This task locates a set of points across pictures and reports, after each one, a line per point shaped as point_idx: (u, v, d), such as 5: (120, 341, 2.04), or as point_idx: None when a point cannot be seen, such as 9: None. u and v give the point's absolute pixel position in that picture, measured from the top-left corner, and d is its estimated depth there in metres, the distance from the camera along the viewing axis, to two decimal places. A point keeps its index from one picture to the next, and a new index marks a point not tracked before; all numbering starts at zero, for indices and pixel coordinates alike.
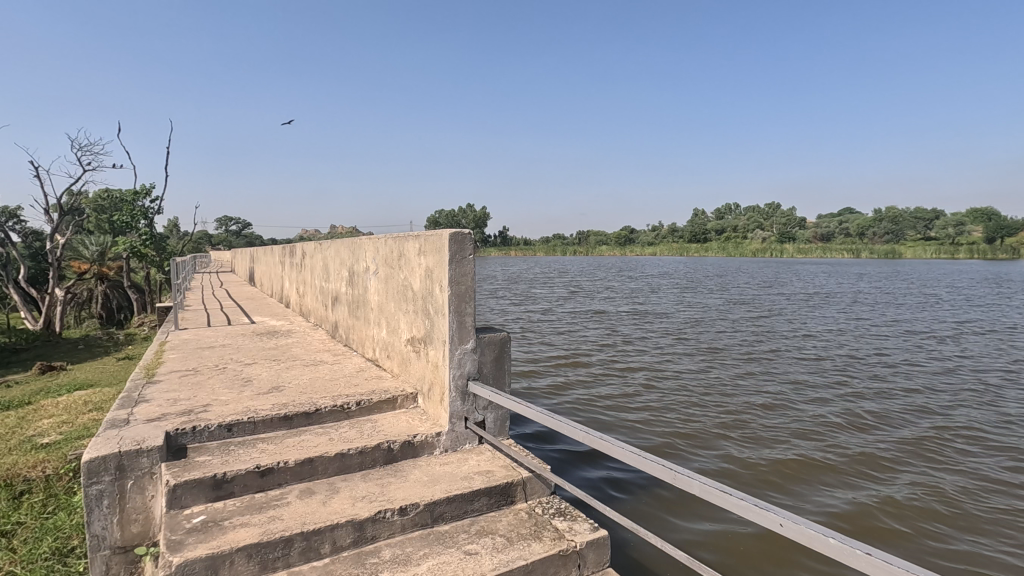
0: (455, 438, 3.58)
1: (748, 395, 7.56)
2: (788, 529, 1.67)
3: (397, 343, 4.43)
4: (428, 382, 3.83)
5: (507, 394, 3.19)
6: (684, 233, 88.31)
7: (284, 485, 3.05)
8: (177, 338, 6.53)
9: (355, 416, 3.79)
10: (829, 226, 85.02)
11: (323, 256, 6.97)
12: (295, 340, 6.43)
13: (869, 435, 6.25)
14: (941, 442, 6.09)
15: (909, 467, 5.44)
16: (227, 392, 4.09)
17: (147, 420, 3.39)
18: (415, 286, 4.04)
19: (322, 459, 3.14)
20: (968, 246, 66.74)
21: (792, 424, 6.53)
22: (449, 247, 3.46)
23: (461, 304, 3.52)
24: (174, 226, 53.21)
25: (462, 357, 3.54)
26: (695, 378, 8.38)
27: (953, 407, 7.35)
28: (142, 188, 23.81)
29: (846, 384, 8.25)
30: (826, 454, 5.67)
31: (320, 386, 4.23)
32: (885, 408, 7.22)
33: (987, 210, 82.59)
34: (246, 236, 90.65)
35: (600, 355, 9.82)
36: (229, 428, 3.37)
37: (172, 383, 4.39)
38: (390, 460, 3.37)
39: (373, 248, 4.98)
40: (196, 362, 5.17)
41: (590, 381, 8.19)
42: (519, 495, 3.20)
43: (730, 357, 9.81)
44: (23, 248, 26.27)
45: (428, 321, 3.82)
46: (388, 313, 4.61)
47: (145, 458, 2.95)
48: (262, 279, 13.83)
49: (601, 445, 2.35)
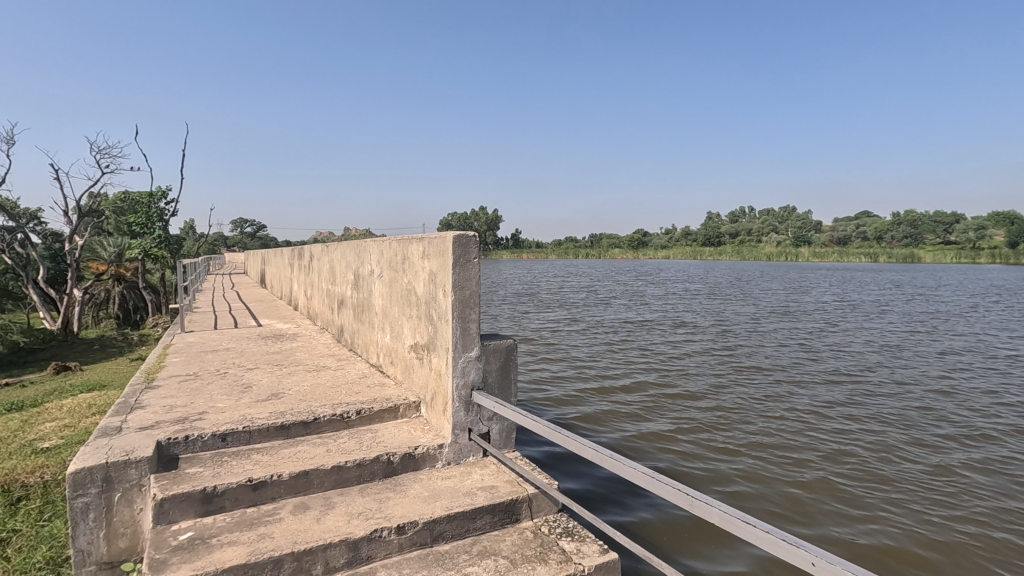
0: (458, 450, 3.42)
1: (765, 410, 7.34)
2: (821, 569, 1.48)
3: (400, 350, 4.28)
4: (431, 390, 3.68)
5: (512, 405, 3.04)
6: (697, 236, 87.49)
7: (277, 499, 2.91)
8: (182, 342, 6.45)
9: (355, 425, 3.66)
10: (846, 230, 83.66)
11: (330, 259, 6.89)
12: (300, 344, 6.33)
13: (893, 454, 5.99)
14: (962, 464, 5.85)
15: (931, 491, 5.20)
16: (225, 398, 3.97)
17: (140, 428, 3.28)
18: (418, 291, 3.90)
19: (317, 471, 3.00)
20: (989, 251, 65.32)
21: (812, 441, 6.31)
22: (453, 250, 3.31)
23: (465, 310, 3.36)
24: (190, 229, 54.01)
25: (466, 366, 3.38)
26: (710, 390, 8.18)
27: (976, 424, 7.06)
28: (158, 191, 24.16)
29: (864, 398, 8.02)
30: (844, 475, 5.44)
31: (320, 393, 4.11)
32: (907, 423, 6.98)
33: (1010, 214, 80.70)
34: (261, 238, 91.59)
35: (611, 365, 9.63)
36: (224, 438, 3.25)
37: (170, 389, 4.29)
38: (390, 473, 3.22)
39: (378, 250, 4.85)
40: (197, 367, 5.08)
41: (600, 392, 8.00)
42: (523, 512, 3.03)
43: (744, 369, 9.56)
44: (44, 249, 26.71)
45: (431, 327, 3.66)
46: (392, 318, 4.46)
47: (134, 470, 2.83)
48: (272, 280, 13.77)
49: (611, 464, 2.20)
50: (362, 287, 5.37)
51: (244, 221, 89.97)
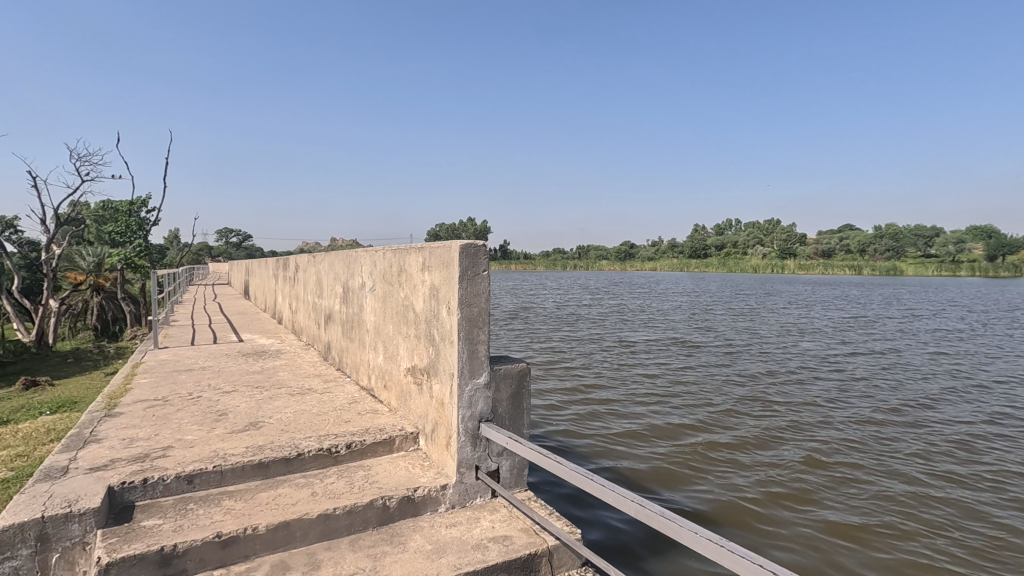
0: (464, 492, 2.97)
1: (780, 432, 6.96)
2: None
3: (395, 373, 3.84)
4: (430, 421, 3.24)
5: (528, 442, 2.60)
6: (684, 248, 87.99)
7: (251, 557, 2.44)
8: (154, 359, 5.93)
9: (344, 461, 3.20)
10: (830, 243, 84.75)
11: (316, 270, 6.45)
12: (283, 363, 5.82)
13: (923, 481, 5.61)
14: (984, 486, 5.58)
15: (956, 518, 4.91)
16: (195, 428, 3.49)
17: (90, 469, 2.80)
18: (417, 307, 3.47)
19: (300, 522, 2.53)
20: (969, 265, 66.74)
21: (836, 469, 5.91)
22: (459, 261, 2.88)
23: (473, 329, 2.93)
24: (172, 238, 53.37)
25: (473, 395, 2.95)
26: (721, 413, 7.77)
27: (988, 445, 6.83)
28: (138, 199, 23.93)
29: (872, 419, 7.74)
30: (863, 502, 5.11)
31: (305, 422, 3.63)
32: (922, 446, 6.69)
33: (987, 227, 82.80)
34: (246, 248, 90.44)
35: (610, 388, 9.26)
36: (190, 480, 2.77)
37: (134, 417, 3.80)
38: (385, 521, 2.76)
39: (370, 262, 4.41)
40: (167, 390, 4.58)
41: (601, 417, 7.60)
42: (543, 568, 2.59)
43: (747, 390, 9.23)
44: (20, 259, 25.80)
45: (432, 349, 3.23)
46: (385, 336, 4.02)
47: (76, 525, 2.35)
48: (255, 293, 13.22)
49: (665, 526, 1.83)
50: (351, 301, 4.93)
51: (229, 230, 89.91)
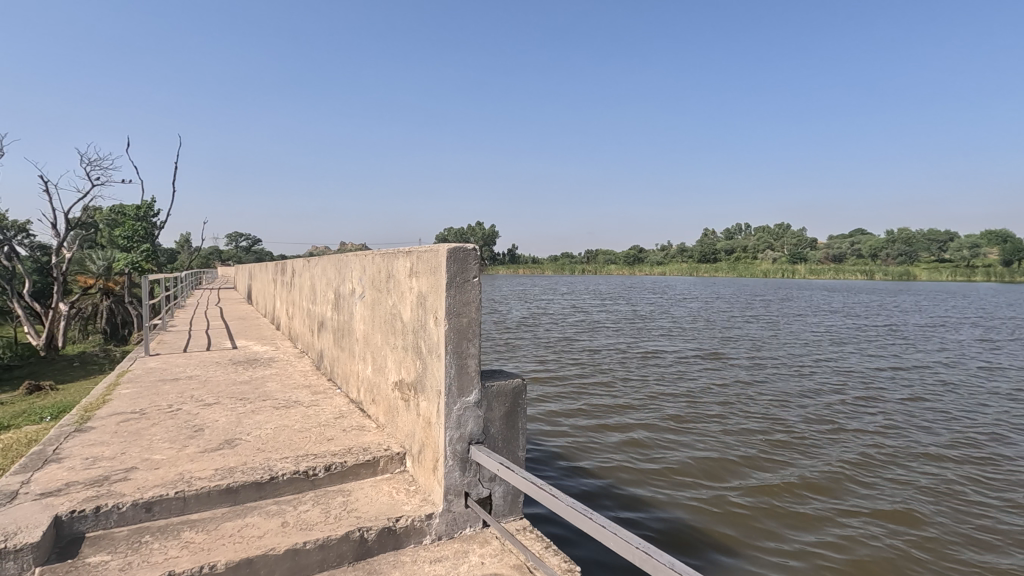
0: (452, 521, 2.69)
1: (793, 450, 6.65)
2: None
3: (383, 387, 3.58)
4: (418, 441, 2.97)
5: (520, 470, 2.31)
6: (693, 253, 87.23)
7: None
8: (142, 368, 5.69)
9: (322, 485, 2.93)
10: (840, 246, 83.70)
11: (310, 275, 6.20)
12: (273, 372, 5.58)
13: (947, 510, 5.28)
14: (1009, 513, 5.27)
15: (980, 551, 4.62)
16: (166, 446, 3.24)
17: (40, 494, 2.55)
18: (404, 316, 3.20)
19: (265, 558, 2.26)
20: (984, 270, 65.54)
21: (853, 494, 5.57)
22: (446, 267, 2.60)
23: (462, 341, 2.66)
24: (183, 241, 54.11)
25: (463, 414, 2.68)
26: (732, 428, 7.44)
27: (1011, 466, 6.50)
28: (147, 202, 24.01)
29: (888, 436, 7.41)
30: (881, 534, 4.82)
31: (284, 439, 3.37)
32: (942, 467, 6.38)
33: (1002, 232, 81.50)
34: (256, 252, 91.21)
35: (616, 399, 8.95)
36: (149, 508, 2.51)
37: (105, 433, 3.55)
38: (362, 555, 2.49)
39: (360, 267, 4.16)
40: (146, 401, 4.34)
41: (606, 431, 7.31)
42: None
43: (758, 404, 8.89)
44: (30, 262, 25.91)
45: (419, 362, 2.95)
46: (373, 346, 3.76)
47: (11, 562, 2.09)
48: (257, 297, 13.02)
49: None
50: (342, 308, 4.68)
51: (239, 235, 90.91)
